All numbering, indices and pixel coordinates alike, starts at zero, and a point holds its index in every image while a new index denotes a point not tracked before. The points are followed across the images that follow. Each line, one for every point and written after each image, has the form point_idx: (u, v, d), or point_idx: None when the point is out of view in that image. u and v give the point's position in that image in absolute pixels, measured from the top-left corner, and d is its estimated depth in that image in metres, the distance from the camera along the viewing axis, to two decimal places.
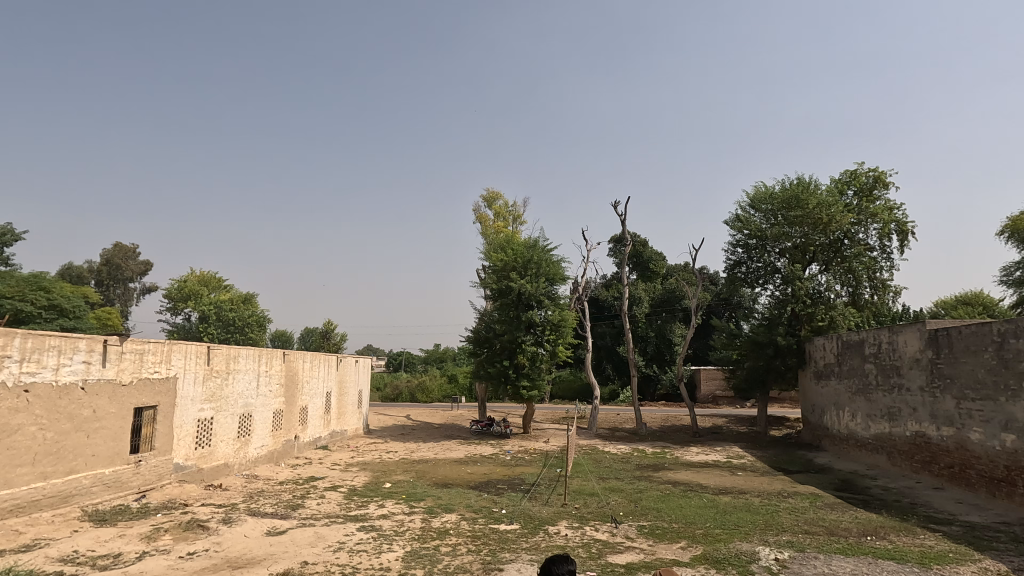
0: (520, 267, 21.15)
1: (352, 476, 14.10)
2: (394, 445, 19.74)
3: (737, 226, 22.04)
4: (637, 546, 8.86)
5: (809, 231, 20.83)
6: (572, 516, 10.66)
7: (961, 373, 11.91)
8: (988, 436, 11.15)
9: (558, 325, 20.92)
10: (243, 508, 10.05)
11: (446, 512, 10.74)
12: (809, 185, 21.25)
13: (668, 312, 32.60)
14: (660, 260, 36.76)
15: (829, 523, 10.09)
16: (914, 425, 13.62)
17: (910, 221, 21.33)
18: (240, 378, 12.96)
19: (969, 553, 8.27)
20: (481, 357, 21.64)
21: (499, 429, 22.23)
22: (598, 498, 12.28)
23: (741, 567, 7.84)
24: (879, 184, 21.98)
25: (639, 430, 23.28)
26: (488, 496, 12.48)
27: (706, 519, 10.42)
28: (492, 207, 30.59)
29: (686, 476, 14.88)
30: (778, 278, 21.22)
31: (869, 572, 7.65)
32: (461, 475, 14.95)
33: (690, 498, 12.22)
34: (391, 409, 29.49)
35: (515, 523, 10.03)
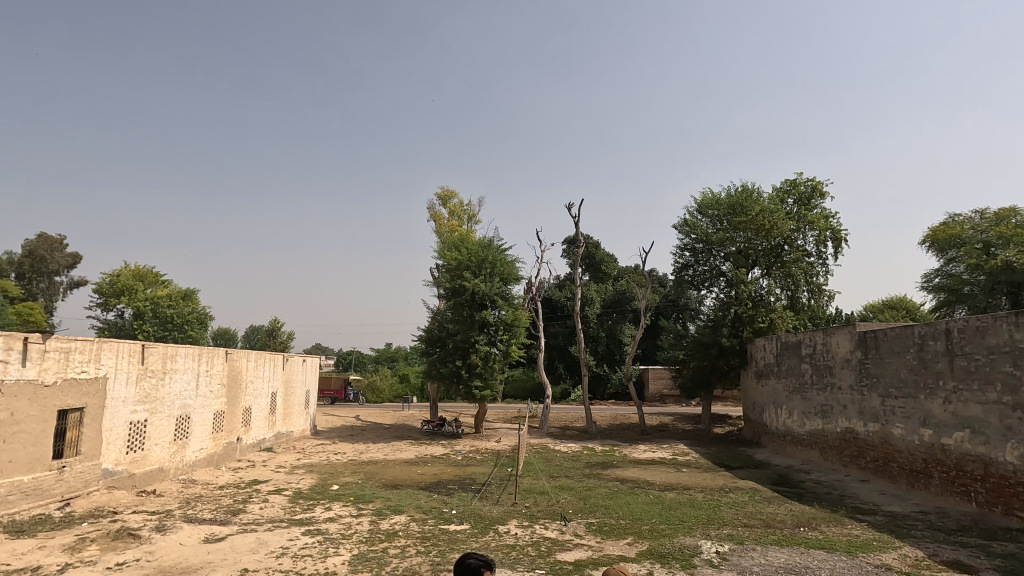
0: (474, 266, 21.10)
1: (298, 478, 13.70)
2: (343, 447, 19.31)
3: (685, 230, 22.89)
4: (585, 543, 9.01)
5: (752, 236, 21.78)
6: (521, 515, 10.74)
7: (886, 372, 12.74)
8: (909, 431, 11.97)
9: (511, 325, 21.03)
10: (179, 514, 9.59)
11: (395, 514, 10.60)
12: (752, 192, 22.26)
13: (618, 312, 33.34)
14: (612, 262, 37.59)
15: (766, 516, 10.58)
16: (844, 421, 14.46)
17: (844, 230, 22.60)
18: (178, 379, 12.35)
19: (890, 541, 8.86)
20: (433, 356, 21.45)
21: (451, 429, 22.12)
22: (548, 496, 12.41)
23: (683, 560, 8.11)
24: (817, 193, 23.15)
25: (589, 429, 23.70)
26: (439, 496, 12.44)
27: (651, 515, 10.72)
28: (447, 205, 30.47)
29: (634, 473, 15.30)
30: (722, 281, 22.06)
31: (802, 561, 8.06)
32: (412, 476, 14.78)
33: (637, 495, 12.54)
34: (340, 410, 28.83)
35: (465, 523, 10.03)
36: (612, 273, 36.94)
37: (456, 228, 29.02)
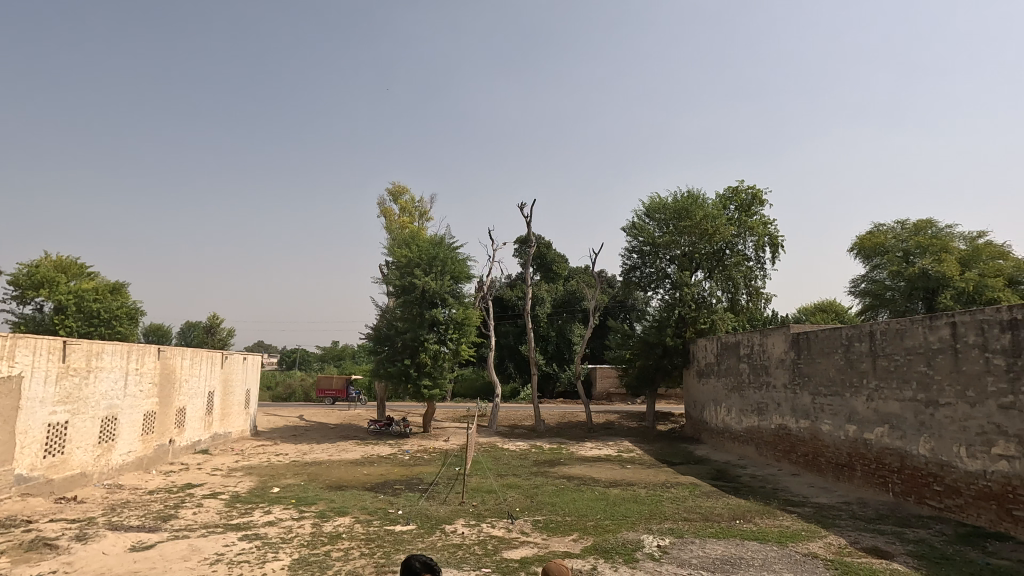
0: (425, 264, 20.90)
1: (236, 481, 13.14)
2: (285, 447, 18.70)
3: (633, 233, 23.51)
4: (531, 541, 9.08)
5: (696, 240, 22.57)
6: (469, 514, 10.72)
7: (816, 371, 13.50)
8: (836, 427, 12.73)
9: (462, 324, 20.96)
10: (102, 522, 9.02)
11: (340, 515, 10.35)
12: (697, 198, 23.10)
13: (568, 312, 33.81)
14: (563, 262, 38.11)
15: (705, 510, 11.00)
16: (778, 418, 15.23)
17: (781, 236, 23.75)
18: (103, 377, 11.59)
19: (816, 531, 9.40)
20: (381, 355, 21.07)
21: (398, 428, 21.83)
22: (495, 495, 12.45)
23: (626, 555, 8.31)
24: (757, 201, 24.21)
25: (537, 427, 23.92)
26: (385, 497, 12.22)
27: (596, 511, 10.94)
28: (398, 201, 30.08)
29: (580, 471, 15.57)
30: (668, 283, 22.73)
31: (737, 552, 8.43)
32: (358, 477, 14.48)
33: (583, 492, 12.78)
34: (282, 410, 27.89)
35: (411, 523, 9.93)
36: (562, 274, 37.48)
37: (407, 224, 28.63)
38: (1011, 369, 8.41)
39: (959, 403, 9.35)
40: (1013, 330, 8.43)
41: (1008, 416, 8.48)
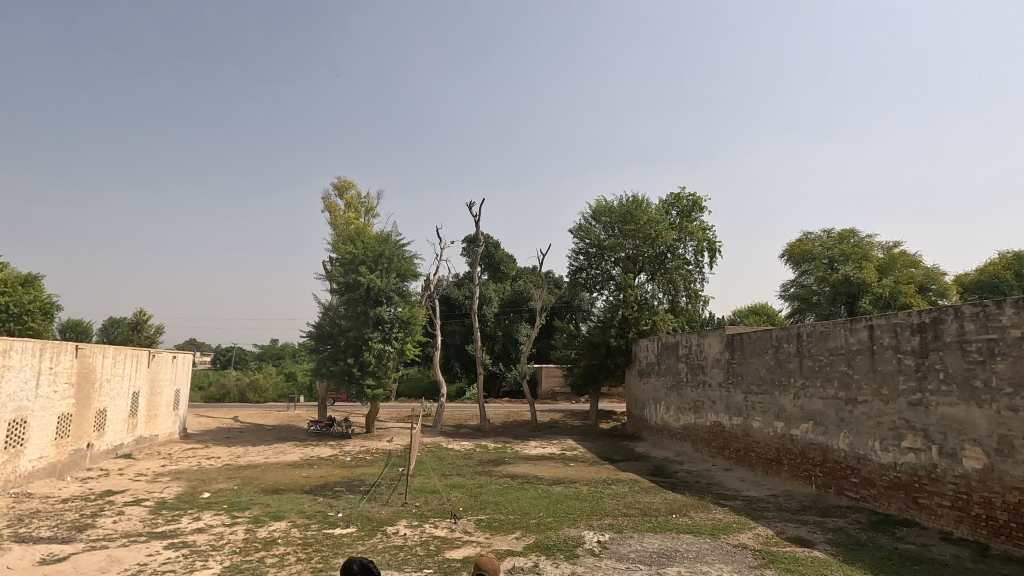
0: (371, 261, 20.48)
1: (161, 486, 12.43)
2: (217, 450, 17.85)
3: (580, 235, 23.97)
4: (474, 540, 9.09)
5: (640, 243, 23.26)
6: (412, 515, 10.58)
7: (749, 371, 14.20)
8: (766, 424, 13.41)
9: (407, 323, 20.69)
10: (8, 534, 8.31)
11: (275, 520, 9.98)
12: (642, 203, 23.79)
13: (515, 312, 34.06)
14: (511, 262, 38.37)
15: (643, 505, 11.34)
16: (713, 416, 15.88)
17: (719, 242, 24.79)
18: (12, 377, 10.69)
19: (746, 523, 9.89)
20: (323, 354, 20.50)
21: (340, 429, 21.32)
22: (439, 495, 12.38)
23: (567, 551, 8.45)
24: (697, 207, 25.17)
25: (483, 427, 23.93)
26: (325, 499, 11.89)
27: (539, 509, 11.07)
28: (343, 196, 29.39)
29: (524, 469, 15.71)
30: (612, 284, 23.28)
31: (673, 546, 8.75)
32: (296, 480, 14.01)
33: (526, 490, 12.90)
34: (215, 411, 26.58)
35: (351, 525, 9.71)
36: (510, 274, 37.75)
37: (352, 220, 28.00)
38: (920, 368, 9.14)
39: (875, 400, 10.07)
40: (922, 333, 9.16)
41: (916, 412, 9.21)
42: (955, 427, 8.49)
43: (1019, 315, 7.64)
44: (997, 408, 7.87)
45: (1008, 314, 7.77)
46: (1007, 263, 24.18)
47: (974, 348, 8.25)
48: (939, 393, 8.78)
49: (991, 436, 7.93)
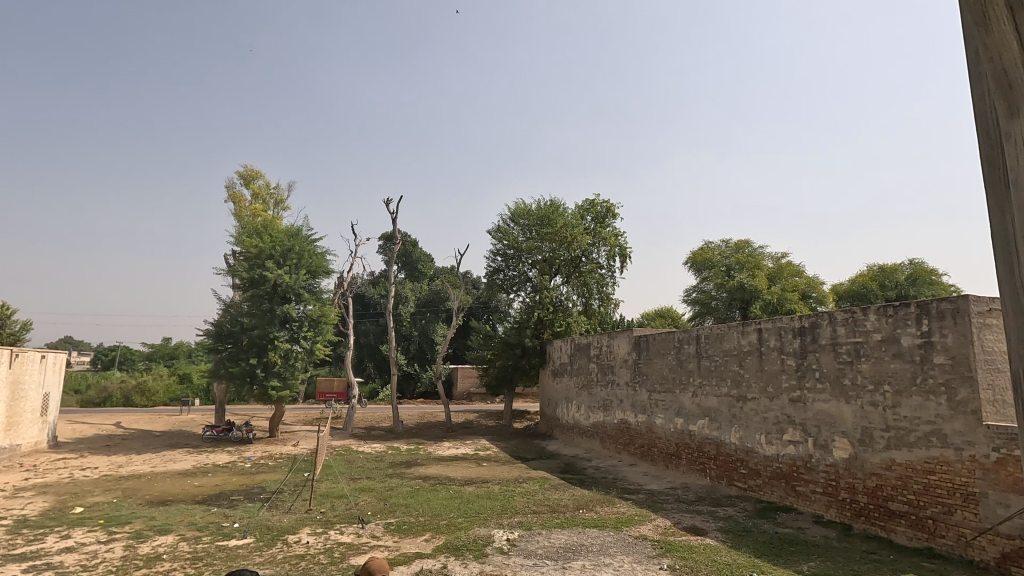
0: (279, 256, 19.40)
1: (23, 503, 11.02)
2: (94, 460, 16.11)
3: (498, 236, 24.30)
4: (382, 544, 8.88)
5: (556, 247, 23.87)
6: (315, 521, 10.12)
7: (653, 370, 14.97)
8: (667, 420, 14.21)
9: (318, 322, 19.82)
10: None
11: (161, 534, 9.17)
12: (558, 207, 24.50)
13: (432, 312, 33.85)
14: (429, 261, 38.05)
15: (552, 502, 11.63)
16: (620, 414, 16.58)
17: (630, 248, 25.98)
18: None
19: (647, 515, 10.42)
20: (223, 353, 19.18)
21: (239, 434, 20.01)
22: (346, 499, 11.96)
23: (476, 550, 8.46)
24: (610, 214, 26.17)
25: (395, 428, 23.42)
26: (219, 509, 11.10)
27: (450, 510, 11.01)
28: (250, 186, 27.75)
29: (436, 470, 15.56)
30: (528, 286, 23.66)
31: (579, 540, 9.03)
32: (186, 490, 12.96)
33: (438, 491, 12.79)
34: (93, 417, 23.96)
35: (248, 536, 9.14)
36: (427, 273, 37.41)
37: (259, 212, 26.45)
38: (800, 368, 10.08)
39: (761, 397, 10.99)
40: (803, 336, 10.13)
41: (796, 408, 10.15)
42: (827, 421, 9.45)
43: (881, 321, 8.65)
44: (862, 403, 8.84)
45: (872, 319, 8.77)
46: (874, 274, 27.29)
47: (844, 349, 9.24)
48: (815, 390, 9.74)
49: (856, 429, 8.89)
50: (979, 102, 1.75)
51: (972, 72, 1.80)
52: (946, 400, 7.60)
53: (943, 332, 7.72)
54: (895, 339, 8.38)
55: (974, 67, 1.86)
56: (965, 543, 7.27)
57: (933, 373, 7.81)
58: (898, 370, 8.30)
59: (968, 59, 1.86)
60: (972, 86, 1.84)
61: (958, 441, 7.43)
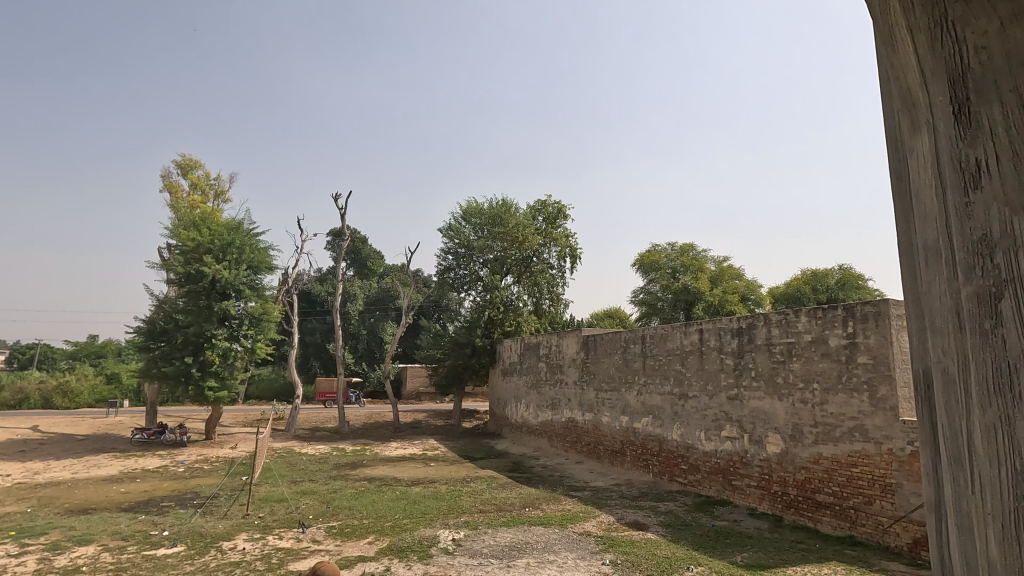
0: (218, 250, 18.51)
1: None
2: (6, 468, 14.89)
3: (449, 235, 24.26)
4: (322, 548, 8.62)
5: (507, 247, 23.95)
6: (252, 527, 9.72)
7: (600, 369, 15.23)
8: (613, 418, 14.48)
9: (259, 319, 19.04)
10: None
11: (80, 545, 8.57)
12: (510, 207, 24.65)
13: (381, 310, 33.31)
14: (379, 259, 37.37)
15: (499, 501, 11.62)
16: (568, 413, 16.78)
17: (580, 249, 26.33)
18: None
19: (591, 512, 10.58)
20: (155, 352, 18.16)
21: (171, 436, 18.99)
22: (286, 503, 11.55)
23: (421, 551, 8.35)
24: (562, 216, 26.43)
25: (341, 429, 22.84)
26: (147, 517, 10.49)
27: (395, 511, 10.82)
28: (187, 176, 26.43)
29: (382, 471, 15.27)
30: (479, 285, 23.58)
31: (524, 538, 9.06)
32: (110, 497, 12.17)
33: (383, 493, 12.56)
34: (6, 421, 22.17)
35: (179, 544, 8.68)
36: (377, 270, 36.72)
37: (197, 204, 25.22)
38: (737, 366, 10.49)
39: (701, 395, 11.37)
40: (740, 336, 10.56)
41: (733, 405, 10.55)
42: (761, 418, 9.88)
43: (811, 322, 9.13)
44: (793, 400, 9.29)
45: (803, 321, 9.24)
46: (807, 279, 28.81)
47: (778, 349, 9.69)
48: (751, 388, 10.16)
49: (787, 425, 9.34)
50: (886, 118, 1.88)
51: (880, 89, 1.93)
52: (868, 397, 8.09)
53: (866, 333, 8.22)
54: (823, 340, 8.86)
55: (884, 86, 1.99)
56: (882, 530, 7.77)
57: (857, 371, 8.29)
58: (825, 369, 8.77)
59: (878, 78, 1.99)
60: (881, 103, 1.97)
61: (878, 435, 7.91)
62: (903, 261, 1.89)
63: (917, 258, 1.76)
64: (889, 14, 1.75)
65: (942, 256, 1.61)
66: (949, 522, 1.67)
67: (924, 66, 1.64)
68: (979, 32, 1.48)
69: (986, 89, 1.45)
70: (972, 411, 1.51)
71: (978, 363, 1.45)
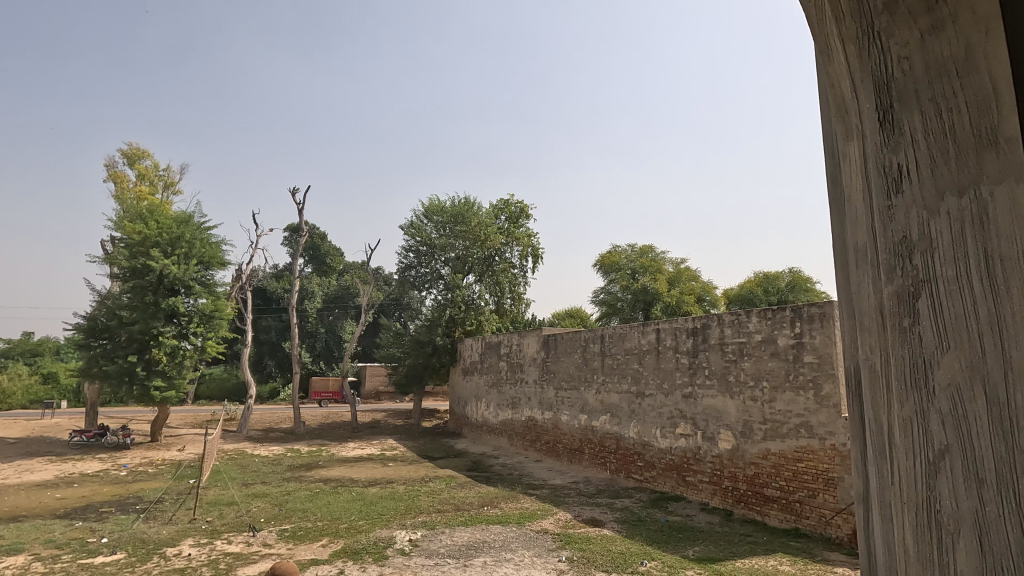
0: (166, 244, 17.70)
1: None
2: None
3: (411, 232, 24.15)
4: (274, 552, 8.36)
5: (469, 245, 23.87)
6: (199, 532, 9.34)
7: (560, 368, 15.34)
8: (572, 417, 14.61)
9: (211, 317, 18.30)
10: None
11: (8, 555, 8.04)
12: (473, 206, 24.76)
13: (340, 308, 32.66)
14: (338, 255, 36.64)
15: (457, 500, 11.55)
16: (528, 411, 16.85)
17: (542, 249, 26.48)
18: None
19: (549, 509, 10.63)
20: (96, 350, 17.24)
21: (113, 439, 18.07)
22: (237, 506, 11.16)
23: (376, 553, 8.20)
24: (524, 215, 26.51)
25: (296, 430, 22.25)
26: (85, 523, 9.94)
27: (351, 512, 10.61)
28: (134, 166, 25.23)
29: (338, 472, 14.94)
30: (441, 283, 23.42)
31: (481, 537, 9.02)
32: (44, 503, 11.47)
33: (339, 494, 12.29)
34: None
35: (119, 551, 8.25)
36: (336, 267, 35.99)
37: (145, 195, 24.10)
38: (692, 365, 10.75)
39: (657, 393, 11.60)
40: (695, 335, 10.82)
41: (688, 403, 10.81)
42: (714, 415, 10.15)
43: (761, 323, 9.44)
44: (743, 398, 9.57)
45: (755, 321, 9.54)
46: (760, 281, 29.81)
47: (730, 348, 9.97)
48: (705, 386, 10.41)
49: (738, 422, 9.62)
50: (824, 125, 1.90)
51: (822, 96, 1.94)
52: (813, 395, 8.42)
53: (812, 334, 8.55)
54: (773, 340, 9.17)
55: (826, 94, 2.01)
56: (825, 522, 8.11)
57: (803, 370, 8.62)
58: (774, 368, 9.08)
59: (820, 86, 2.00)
60: (824, 110, 1.99)
61: (822, 431, 8.24)
62: (840, 263, 1.92)
63: (851, 261, 1.79)
64: (825, 26, 1.76)
65: (866, 258, 1.63)
66: (874, 513, 1.72)
67: (853, 73, 1.63)
68: (901, 43, 1.45)
69: (908, 96, 1.44)
70: (889, 410, 1.50)
71: (894, 366, 1.44)
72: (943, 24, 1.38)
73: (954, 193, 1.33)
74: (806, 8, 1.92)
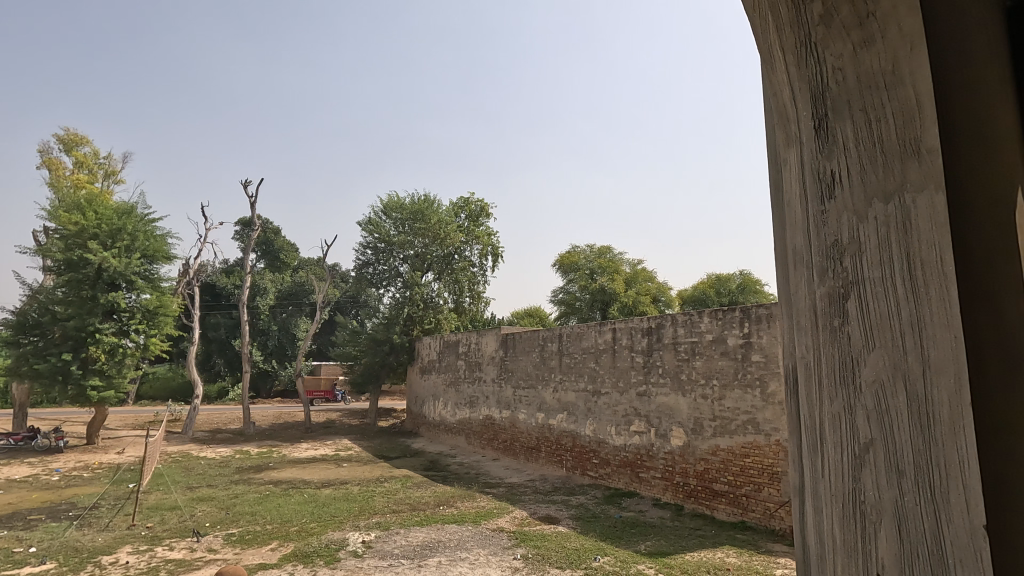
0: (106, 236, 16.77)
1: None
2: None
3: (369, 229, 23.70)
4: (219, 557, 8.04)
5: (428, 243, 23.66)
6: (138, 539, 8.89)
7: (518, 366, 15.39)
8: (529, 415, 14.68)
9: (154, 313, 17.45)
10: None
11: None
12: (432, 203, 24.47)
13: (294, 305, 31.76)
14: (292, 251, 35.61)
15: (413, 500, 11.41)
16: (486, 410, 16.83)
17: (501, 248, 26.50)
18: None
19: (506, 508, 10.65)
20: (26, 348, 16.18)
21: (45, 442, 16.98)
22: (180, 511, 10.68)
23: (328, 556, 8.01)
24: (484, 214, 26.46)
25: (245, 431, 21.50)
26: (11, 532, 9.29)
27: (302, 515, 10.33)
28: (71, 152, 23.78)
29: (289, 474, 14.52)
30: (399, 281, 23.10)
31: (437, 537, 8.94)
32: None
33: (290, 496, 11.94)
34: None
35: (48, 561, 7.76)
36: (290, 263, 34.98)
37: (83, 184, 22.76)
38: (647, 364, 10.97)
39: (613, 392, 11.80)
40: (650, 335, 11.05)
41: (642, 401, 11.03)
42: (666, 413, 10.39)
43: (712, 322, 9.72)
44: (694, 396, 9.85)
45: (706, 321, 9.82)
46: (712, 282, 30.79)
47: (683, 347, 10.22)
48: (658, 384, 10.66)
49: (689, 419, 9.88)
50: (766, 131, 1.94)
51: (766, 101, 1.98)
52: (760, 392, 8.73)
53: (760, 334, 8.87)
54: (723, 340, 9.47)
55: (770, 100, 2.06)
56: (769, 514, 8.43)
57: (751, 368, 8.93)
58: (724, 367, 9.37)
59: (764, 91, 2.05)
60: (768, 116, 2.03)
61: (767, 428, 8.56)
62: (780, 264, 1.97)
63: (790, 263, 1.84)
64: (768, 35, 1.81)
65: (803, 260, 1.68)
66: (808, 506, 1.78)
67: (792, 82, 1.69)
68: (835, 55, 1.51)
69: (841, 107, 1.50)
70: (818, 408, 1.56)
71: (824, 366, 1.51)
72: (873, 38, 1.43)
73: (880, 200, 1.39)
74: (752, 17, 1.96)
